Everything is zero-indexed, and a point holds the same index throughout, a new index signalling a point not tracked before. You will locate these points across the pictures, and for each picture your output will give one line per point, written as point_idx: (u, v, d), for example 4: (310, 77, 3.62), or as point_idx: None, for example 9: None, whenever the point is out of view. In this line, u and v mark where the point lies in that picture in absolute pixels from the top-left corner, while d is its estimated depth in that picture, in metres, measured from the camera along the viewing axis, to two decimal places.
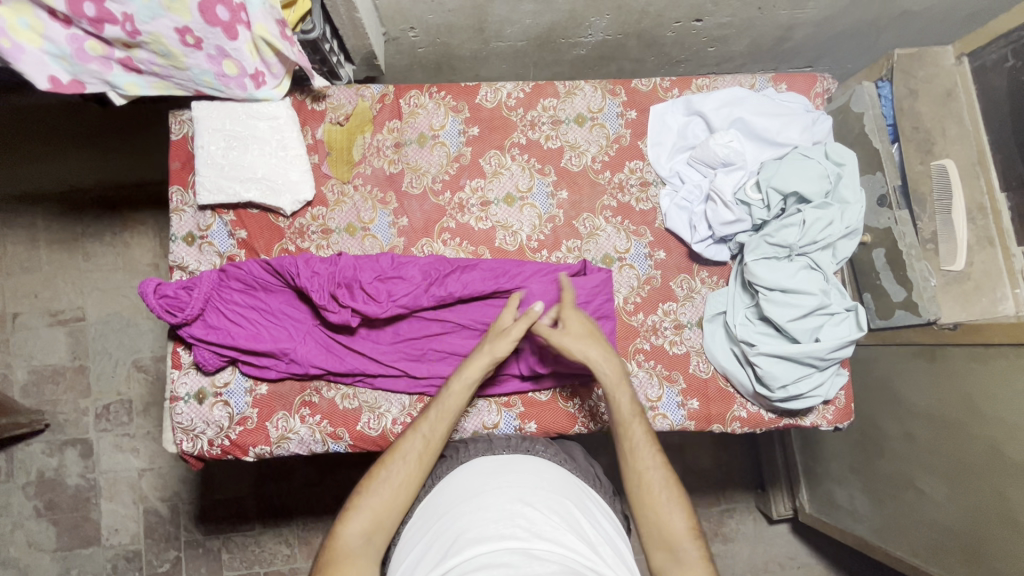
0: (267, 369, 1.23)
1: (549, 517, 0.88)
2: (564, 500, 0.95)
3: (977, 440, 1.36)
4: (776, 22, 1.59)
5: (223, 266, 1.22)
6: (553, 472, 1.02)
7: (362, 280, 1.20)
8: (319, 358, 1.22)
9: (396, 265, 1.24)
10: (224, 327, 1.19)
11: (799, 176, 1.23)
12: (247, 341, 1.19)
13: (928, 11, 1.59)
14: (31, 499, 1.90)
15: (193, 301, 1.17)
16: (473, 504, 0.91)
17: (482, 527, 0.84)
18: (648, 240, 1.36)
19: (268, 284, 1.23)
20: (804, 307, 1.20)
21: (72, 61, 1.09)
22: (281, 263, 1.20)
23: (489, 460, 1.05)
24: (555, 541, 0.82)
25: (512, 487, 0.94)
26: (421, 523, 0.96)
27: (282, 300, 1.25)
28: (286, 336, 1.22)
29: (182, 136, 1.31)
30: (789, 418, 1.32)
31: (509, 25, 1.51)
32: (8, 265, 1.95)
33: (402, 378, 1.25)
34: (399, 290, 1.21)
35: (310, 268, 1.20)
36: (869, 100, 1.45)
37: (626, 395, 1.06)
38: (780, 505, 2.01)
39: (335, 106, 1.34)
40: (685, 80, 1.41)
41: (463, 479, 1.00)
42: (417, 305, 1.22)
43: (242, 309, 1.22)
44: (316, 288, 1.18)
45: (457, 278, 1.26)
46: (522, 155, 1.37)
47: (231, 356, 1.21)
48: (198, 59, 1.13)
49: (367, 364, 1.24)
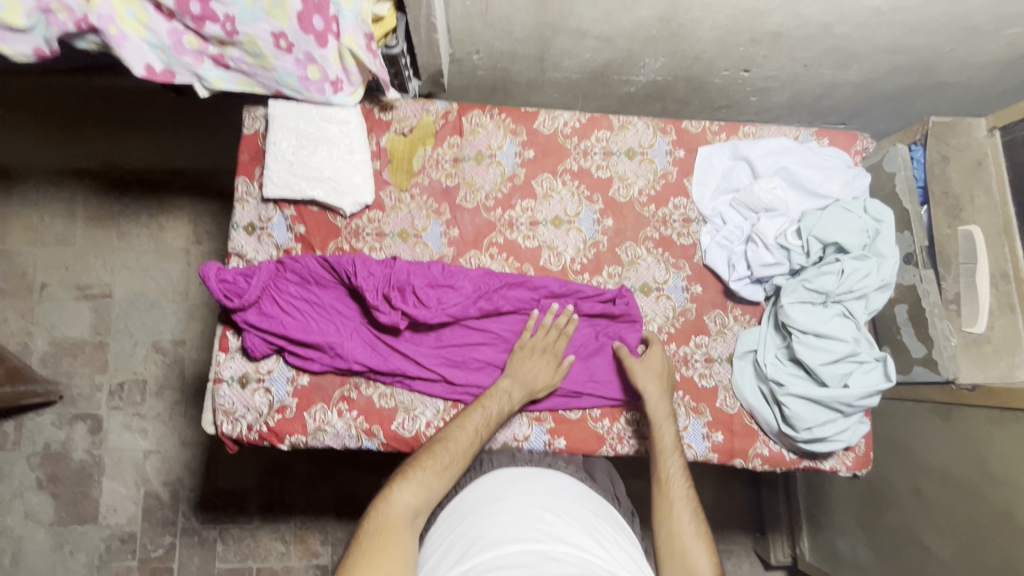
0: (312, 361, 1.26)
1: (569, 522, 0.93)
2: (582, 508, 1.00)
3: (988, 501, 1.38)
4: (819, 80, 1.67)
5: (281, 258, 1.29)
6: (571, 483, 1.08)
7: (415, 284, 1.27)
8: (364, 355, 1.26)
9: (446, 274, 1.31)
10: (277, 316, 1.24)
11: (840, 227, 1.28)
12: (298, 332, 1.24)
13: (964, 83, 1.67)
14: (34, 470, 1.91)
15: (252, 288, 1.23)
16: (495, 507, 0.97)
17: (504, 529, 0.90)
18: (686, 274, 1.42)
19: (323, 280, 1.29)
20: (836, 353, 1.24)
21: (168, 52, 1.14)
22: (339, 262, 1.26)
23: (511, 470, 1.11)
24: (574, 544, 0.87)
25: (532, 495, 1.00)
26: (446, 524, 1.01)
27: (334, 296, 1.30)
28: (334, 330, 1.27)
29: (253, 131, 1.37)
30: (809, 461, 1.35)
31: (569, 58, 1.58)
32: (44, 237, 2.00)
33: (439, 383, 1.29)
34: (449, 299, 1.29)
35: (367, 268, 1.26)
36: (901, 161, 1.52)
37: (670, 431, 1.18)
38: (780, 550, 2.01)
39: (401, 118, 1.41)
40: (733, 126, 1.49)
41: (486, 485, 1.05)
42: (464, 314, 1.29)
43: (296, 301, 1.27)
44: (370, 288, 1.24)
45: (503, 294, 1.32)
46: (573, 181, 1.43)
47: (279, 345, 1.25)
48: (286, 62, 1.20)
49: (408, 365, 1.28)
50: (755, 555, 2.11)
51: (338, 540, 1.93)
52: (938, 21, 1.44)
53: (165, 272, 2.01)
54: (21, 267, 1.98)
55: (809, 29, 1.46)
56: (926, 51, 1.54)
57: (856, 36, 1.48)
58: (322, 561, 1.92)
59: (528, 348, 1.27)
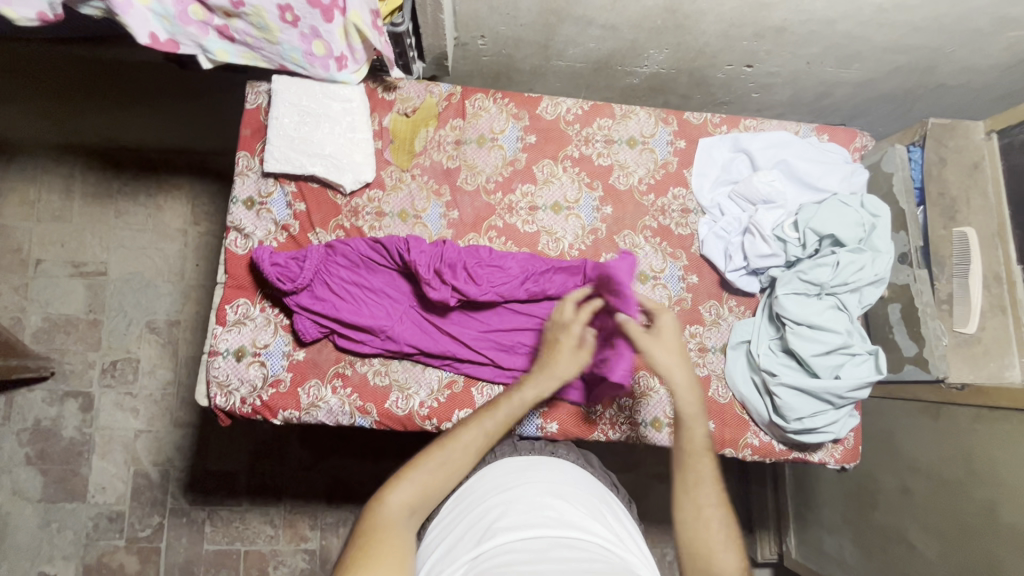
0: (361, 344, 1.28)
1: (577, 509, 0.94)
2: (589, 496, 1.00)
3: (974, 501, 1.40)
4: (821, 78, 1.68)
5: (330, 242, 1.30)
6: (577, 472, 1.08)
7: (466, 263, 1.28)
8: (415, 338, 1.28)
9: (494, 256, 1.31)
10: (331, 300, 1.26)
11: (836, 220, 1.30)
12: (349, 314, 1.26)
13: (963, 86, 1.69)
14: (24, 446, 1.90)
15: (304, 272, 1.24)
16: (504, 496, 0.96)
17: (514, 515, 0.90)
18: (683, 263, 1.43)
19: (371, 262, 1.31)
20: (828, 344, 1.25)
21: (173, 21, 1.11)
22: (391, 241, 1.28)
23: (515, 459, 1.10)
24: (584, 530, 0.88)
25: (540, 483, 1.00)
26: (452, 516, 1.00)
27: (384, 279, 1.32)
28: (384, 314, 1.29)
29: (256, 106, 1.37)
30: (799, 452, 1.36)
31: (573, 46, 1.59)
32: (41, 213, 1.99)
33: (487, 367, 1.31)
34: (498, 279, 1.29)
35: (418, 246, 1.27)
36: (899, 161, 1.53)
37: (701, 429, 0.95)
38: (766, 547, 2.04)
39: (404, 99, 1.41)
40: (734, 119, 1.49)
41: (494, 475, 1.05)
42: (511, 295, 1.30)
43: (345, 283, 1.29)
44: (422, 264, 1.25)
45: (549, 276, 1.32)
46: (573, 167, 1.44)
47: (331, 328, 1.27)
48: (292, 36, 1.20)
49: (458, 349, 1.30)
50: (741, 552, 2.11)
51: (327, 525, 1.92)
52: (940, 22, 1.45)
53: (161, 251, 2.00)
54: (17, 242, 1.97)
55: (812, 25, 1.47)
56: (927, 52, 1.56)
57: (860, 34, 1.49)
58: (311, 546, 1.92)
59: (552, 342, 1.15)
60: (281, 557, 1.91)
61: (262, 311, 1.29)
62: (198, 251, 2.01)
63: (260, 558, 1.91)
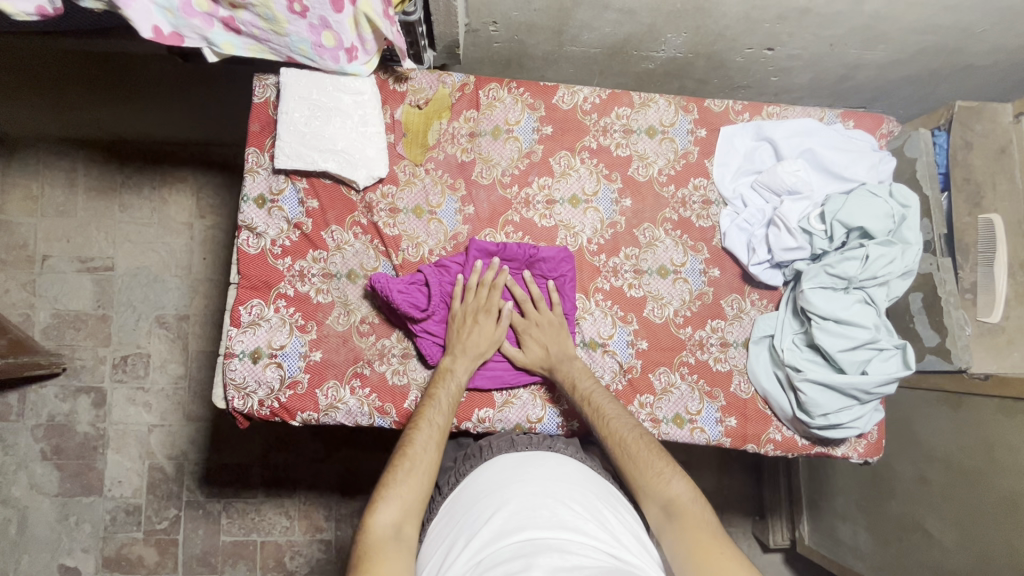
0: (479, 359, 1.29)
1: (572, 508, 0.91)
2: (586, 491, 0.98)
3: (995, 490, 1.35)
4: (845, 61, 1.62)
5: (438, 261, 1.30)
6: (575, 466, 1.06)
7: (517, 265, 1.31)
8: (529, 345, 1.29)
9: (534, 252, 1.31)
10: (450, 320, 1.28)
11: (865, 212, 1.26)
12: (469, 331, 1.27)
13: (992, 66, 1.62)
14: (38, 442, 1.90)
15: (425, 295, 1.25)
16: (497, 495, 0.95)
17: (507, 519, 0.88)
18: (704, 257, 1.40)
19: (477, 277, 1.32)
20: (854, 339, 1.23)
21: (177, 13, 1.07)
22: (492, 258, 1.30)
23: (510, 456, 1.09)
24: (577, 531, 0.86)
25: (535, 481, 0.98)
26: (449, 516, 0.99)
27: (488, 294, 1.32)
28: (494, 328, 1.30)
29: (264, 100, 1.33)
30: (821, 447, 1.35)
31: (588, 31, 1.53)
32: (44, 207, 1.95)
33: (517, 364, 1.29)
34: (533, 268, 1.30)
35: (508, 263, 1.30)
36: (924, 146, 1.46)
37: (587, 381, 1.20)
38: (778, 533, 1.98)
39: (416, 90, 1.37)
40: (757, 106, 1.46)
41: (489, 472, 1.04)
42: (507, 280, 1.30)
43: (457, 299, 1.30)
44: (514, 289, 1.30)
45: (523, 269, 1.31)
46: (591, 159, 1.41)
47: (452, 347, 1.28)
48: (300, 27, 1.15)
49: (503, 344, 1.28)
50: (753, 538, 2.08)
51: (342, 516, 1.92)
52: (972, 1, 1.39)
53: (168, 244, 1.97)
54: (22, 238, 1.94)
55: (840, 6, 1.41)
56: (957, 32, 1.49)
57: (888, 14, 1.44)
58: (326, 536, 1.92)
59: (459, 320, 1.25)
60: (297, 547, 1.91)
61: (276, 311, 1.26)
62: (205, 245, 1.98)
63: (277, 549, 1.91)
